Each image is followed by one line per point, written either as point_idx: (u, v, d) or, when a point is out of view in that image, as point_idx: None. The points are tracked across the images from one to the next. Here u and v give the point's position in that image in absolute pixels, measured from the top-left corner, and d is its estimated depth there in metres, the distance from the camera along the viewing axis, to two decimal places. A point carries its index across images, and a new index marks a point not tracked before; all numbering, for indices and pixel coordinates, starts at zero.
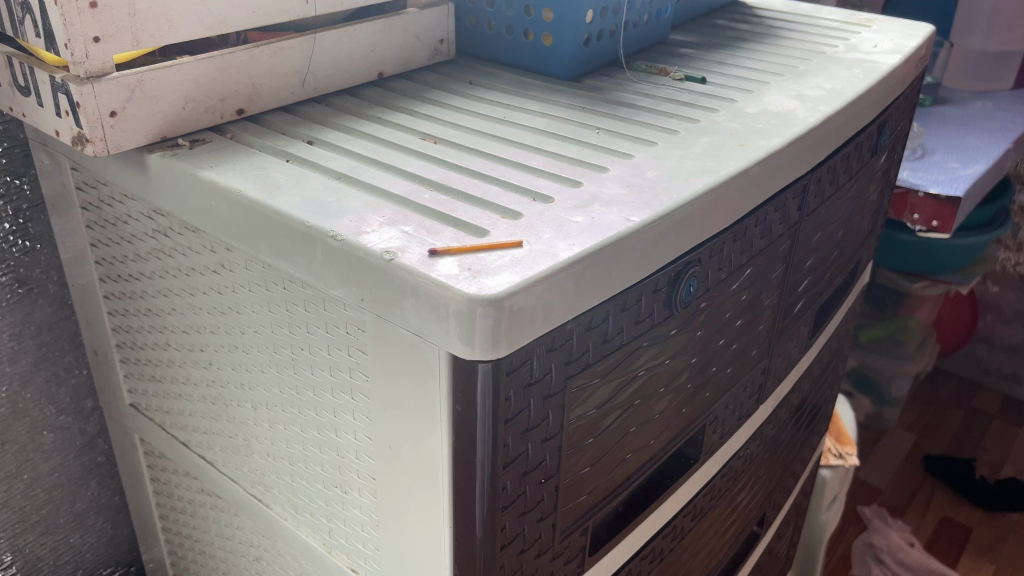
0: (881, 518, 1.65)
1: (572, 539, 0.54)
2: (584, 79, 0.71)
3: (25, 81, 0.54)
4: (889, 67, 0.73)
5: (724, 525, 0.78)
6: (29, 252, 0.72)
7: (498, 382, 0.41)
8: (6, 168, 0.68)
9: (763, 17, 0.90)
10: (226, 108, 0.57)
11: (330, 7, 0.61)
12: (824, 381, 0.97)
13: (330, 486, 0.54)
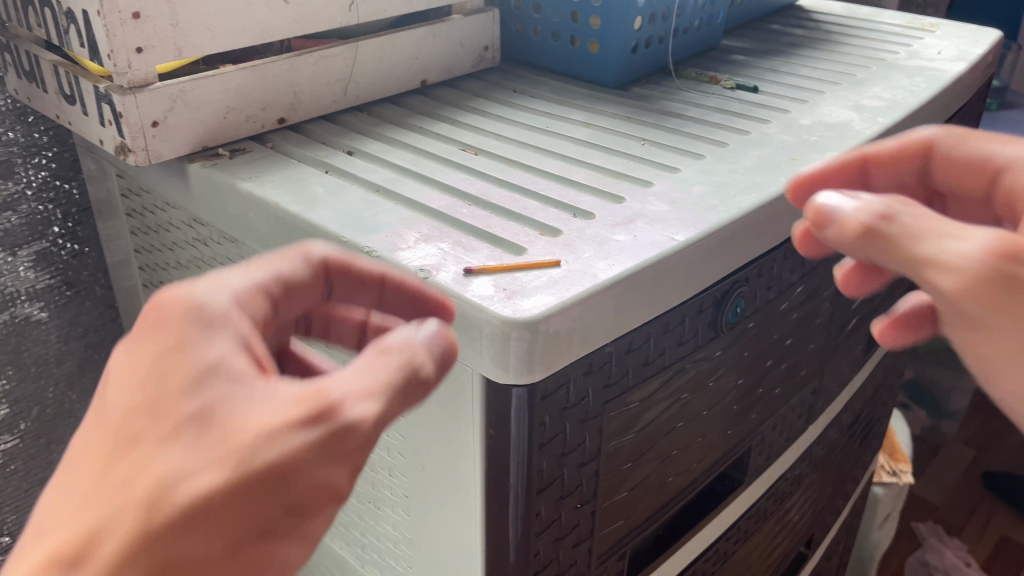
0: (937, 535, 1.58)
1: (608, 565, 0.52)
2: (631, 87, 0.69)
3: (71, 90, 0.55)
4: (954, 75, 0.69)
5: (769, 549, 0.75)
6: (77, 255, 0.73)
7: (533, 405, 0.40)
8: (56, 172, 0.69)
9: (820, 21, 0.87)
10: (267, 117, 0.57)
11: (373, 15, 0.61)
12: (879, 397, 0.93)
13: (363, 501, 0.54)
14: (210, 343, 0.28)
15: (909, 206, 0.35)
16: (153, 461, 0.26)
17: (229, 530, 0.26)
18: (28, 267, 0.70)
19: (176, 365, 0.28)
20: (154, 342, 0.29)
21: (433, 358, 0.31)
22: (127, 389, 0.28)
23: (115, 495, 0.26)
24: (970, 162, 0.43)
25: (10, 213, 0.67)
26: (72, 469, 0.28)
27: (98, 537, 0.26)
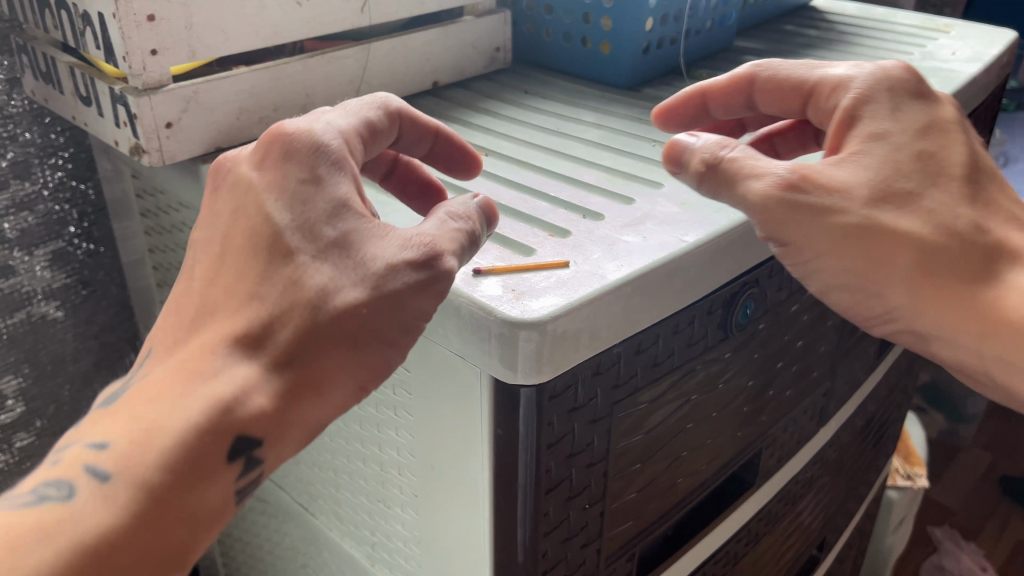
0: (952, 539, 1.48)
1: (617, 566, 0.52)
2: (642, 87, 0.69)
3: (87, 92, 0.55)
4: (968, 76, 0.69)
5: (780, 551, 0.75)
6: (93, 254, 0.74)
7: (541, 405, 0.40)
8: (72, 173, 0.70)
9: (834, 22, 0.86)
10: (280, 117, 0.57)
11: (385, 17, 0.61)
12: (892, 400, 0.93)
13: (373, 500, 0.54)
14: (337, 181, 0.37)
15: (733, 146, 0.45)
16: (310, 274, 0.35)
17: (358, 338, 0.36)
18: (44, 266, 0.71)
19: (313, 197, 0.37)
20: (290, 173, 0.37)
21: (479, 216, 0.40)
22: (272, 215, 0.37)
23: (279, 299, 0.35)
24: (775, 90, 0.51)
25: (27, 212, 0.68)
26: (233, 275, 0.37)
27: (271, 328, 0.35)
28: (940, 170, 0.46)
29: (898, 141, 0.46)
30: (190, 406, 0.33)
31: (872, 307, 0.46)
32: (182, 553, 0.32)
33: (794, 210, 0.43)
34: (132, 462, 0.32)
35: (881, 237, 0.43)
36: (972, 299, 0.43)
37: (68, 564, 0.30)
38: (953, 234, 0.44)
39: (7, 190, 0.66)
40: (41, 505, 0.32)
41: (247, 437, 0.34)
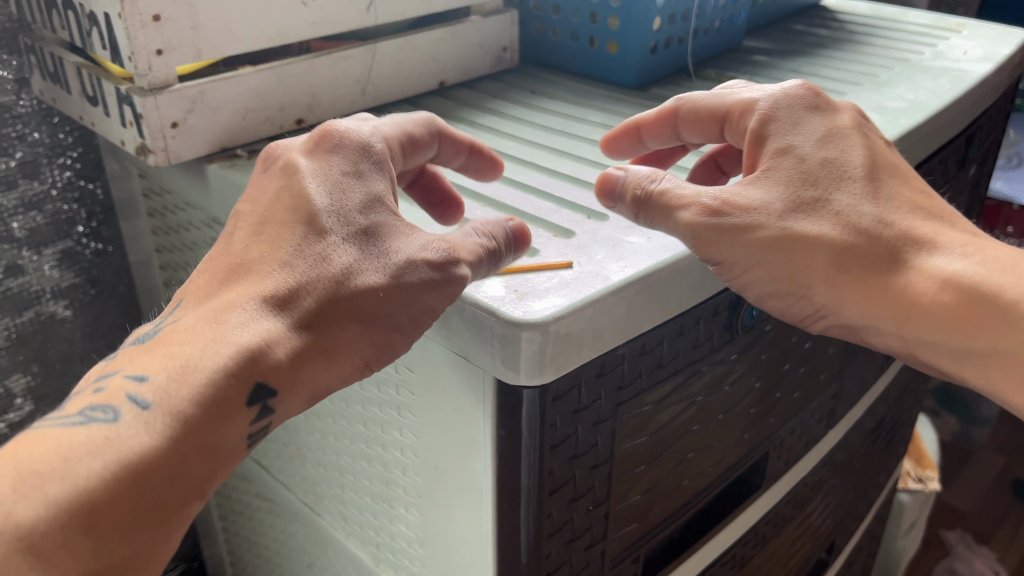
0: (965, 543, 1.44)
1: (623, 568, 0.52)
2: (650, 87, 0.69)
3: (94, 92, 0.56)
4: (979, 75, 0.68)
5: (788, 554, 0.74)
6: (101, 254, 0.74)
7: (543, 406, 0.40)
8: (80, 172, 0.71)
9: (845, 21, 0.86)
10: (285, 117, 0.57)
11: (391, 17, 0.61)
12: (903, 402, 0.92)
13: (377, 500, 0.54)
14: (372, 180, 0.41)
15: (662, 176, 0.45)
16: (335, 253, 0.39)
17: (373, 318, 0.39)
18: (53, 266, 0.71)
19: (352, 188, 0.41)
20: (334, 166, 0.41)
21: (506, 241, 0.41)
22: (312, 196, 0.40)
23: (308, 269, 0.38)
24: (698, 117, 0.51)
25: (35, 212, 0.69)
26: (266, 241, 0.40)
27: (298, 292, 0.38)
28: (847, 171, 0.47)
29: (805, 153, 0.47)
30: (222, 352, 0.36)
31: (803, 306, 0.47)
32: (201, 485, 0.34)
33: (717, 231, 0.43)
34: (169, 394, 0.34)
35: (794, 245, 0.44)
36: (888, 289, 0.44)
37: (111, 479, 0.32)
38: (863, 232, 0.45)
39: (16, 190, 0.67)
40: (81, 427, 0.34)
41: (268, 387, 0.36)
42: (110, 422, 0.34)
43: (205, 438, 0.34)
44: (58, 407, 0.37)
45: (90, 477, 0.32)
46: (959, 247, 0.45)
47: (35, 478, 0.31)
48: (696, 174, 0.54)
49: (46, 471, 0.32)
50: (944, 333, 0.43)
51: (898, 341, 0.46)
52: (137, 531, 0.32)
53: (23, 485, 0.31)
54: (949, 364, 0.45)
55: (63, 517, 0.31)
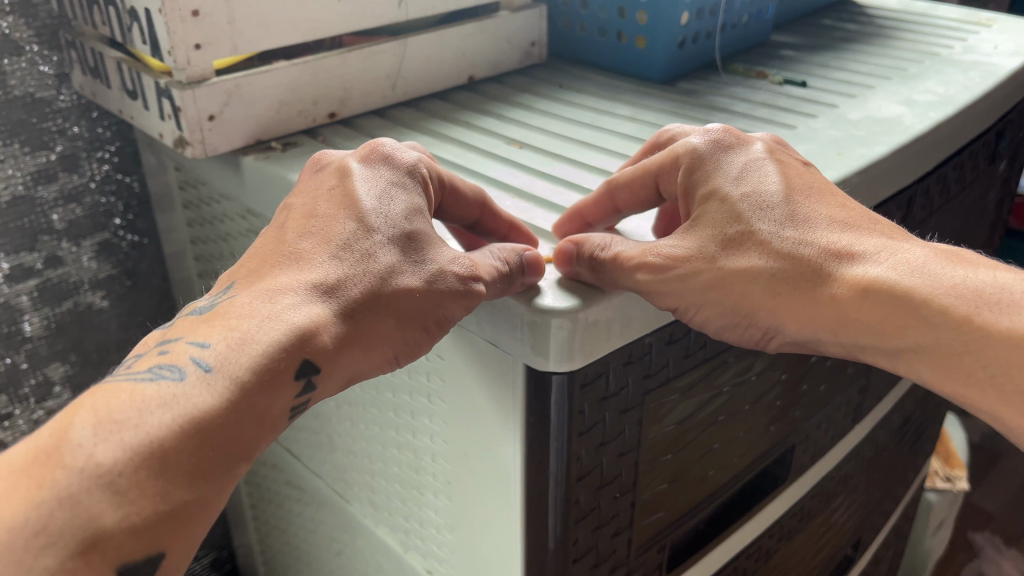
0: (995, 545, 1.42)
1: (648, 556, 0.52)
2: (677, 81, 0.69)
3: (133, 86, 0.57)
4: (1009, 70, 0.68)
5: (814, 549, 0.74)
6: (137, 246, 0.76)
7: (571, 393, 0.41)
8: (118, 166, 0.72)
9: (875, 16, 0.85)
10: (318, 111, 0.58)
11: (421, 12, 0.62)
12: (932, 400, 0.91)
13: (407, 487, 0.55)
14: (415, 194, 0.43)
15: (605, 242, 0.43)
16: (380, 253, 0.40)
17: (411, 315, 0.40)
18: (91, 257, 0.73)
19: (398, 197, 0.42)
20: (382, 176, 0.43)
21: (523, 267, 0.41)
22: (361, 199, 0.42)
23: (355, 263, 0.40)
24: (634, 188, 0.47)
25: (74, 205, 0.70)
26: (318, 233, 0.41)
27: (345, 281, 0.39)
28: (766, 200, 0.45)
29: (721, 194, 0.45)
30: (279, 329, 0.37)
31: (747, 336, 0.46)
32: (250, 448, 0.36)
33: (652, 280, 0.42)
34: (228, 363, 0.36)
35: (724, 279, 0.44)
36: (817, 309, 0.43)
37: (176, 433, 0.33)
38: (786, 256, 0.44)
39: (56, 182, 0.69)
40: (149, 382, 0.35)
41: (316, 369, 0.38)
42: (175, 381, 0.35)
43: (258, 407, 0.36)
44: (124, 365, 0.38)
45: (157, 429, 0.33)
46: (878, 252, 0.43)
47: (112, 425, 0.33)
48: (658, 225, 0.51)
49: (120, 421, 0.33)
50: (872, 338, 0.43)
51: (839, 348, 0.45)
52: (195, 483, 0.34)
53: (102, 430, 0.33)
54: (882, 360, 0.44)
55: (136, 461, 0.32)
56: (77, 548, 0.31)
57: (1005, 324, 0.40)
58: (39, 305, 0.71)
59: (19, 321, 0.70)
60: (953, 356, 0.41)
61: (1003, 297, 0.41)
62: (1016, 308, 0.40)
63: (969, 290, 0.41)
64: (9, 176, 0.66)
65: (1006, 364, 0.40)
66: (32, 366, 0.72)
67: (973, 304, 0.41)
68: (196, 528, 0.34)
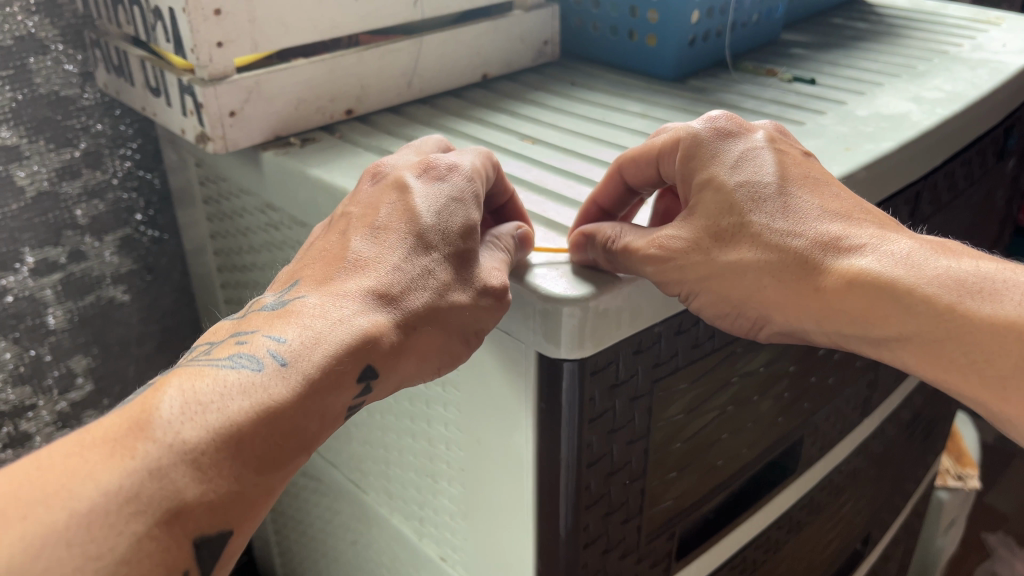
0: (1008, 546, 1.41)
1: (658, 544, 0.53)
2: (688, 79, 0.70)
3: (157, 83, 0.59)
4: (1017, 67, 0.68)
5: (823, 543, 0.75)
6: (157, 242, 0.78)
7: (582, 379, 0.42)
8: (139, 163, 0.74)
9: (884, 15, 0.86)
10: (336, 108, 0.60)
11: (436, 11, 0.63)
12: (942, 397, 0.92)
13: (422, 475, 0.56)
14: (470, 209, 0.44)
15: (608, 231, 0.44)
16: (437, 269, 0.42)
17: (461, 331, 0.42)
18: (113, 252, 0.75)
19: (456, 212, 0.43)
20: (442, 190, 0.44)
21: (515, 243, 0.43)
22: (421, 213, 0.43)
23: (414, 277, 0.41)
24: (637, 164, 0.48)
25: (98, 200, 0.72)
26: (378, 243, 0.42)
27: (405, 293, 0.41)
28: (759, 191, 0.46)
29: (716, 184, 0.46)
30: (348, 331, 0.39)
31: (735, 325, 0.47)
32: (314, 441, 0.38)
33: (655, 269, 0.43)
34: (303, 359, 0.37)
35: (716, 272, 0.45)
36: (804, 300, 0.44)
37: (253, 420, 0.35)
38: (776, 249, 0.45)
39: (80, 178, 0.70)
40: (229, 369, 0.37)
41: (376, 373, 0.39)
42: (254, 371, 0.37)
43: (324, 406, 0.38)
44: (199, 351, 0.40)
45: (239, 415, 0.35)
46: (868, 243, 0.44)
47: (197, 406, 0.35)
48: (657, 208, 0.52)
49: (206, 404, 0.35)
50: (859, 326, 0.44)
51: (824, 337, 0.46)
52: (262, 470, 0.35)
53: (188, 410, 0.35)
54: (866, 348, 0.45)
55: (216, 441, 0.34)
56: (160, 517, 0.32)
57: (986, 312, 0.41)
58: (63, 298, 0.72)
59: (43, 313, 0.71)
60: (936, 344, 0.42)
61: (984, 286, 0.42)
62: (998, 296, 0.41)
63: (951, 280, 0.42)
64: (35, 171, 0.67)
65: (989, 351, 0.41)
66: (56, 357, 0.73)
67: (956, 293, 0.42)
68: (260, 512, 0.36)
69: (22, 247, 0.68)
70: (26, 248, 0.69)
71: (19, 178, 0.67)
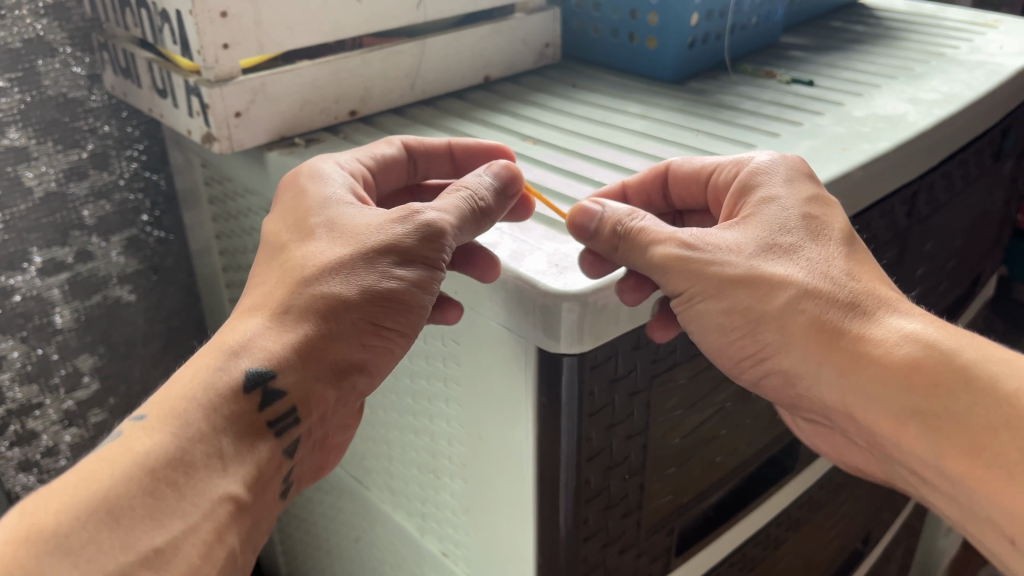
0: None
1: (657, 539, 0.54)
2: (687, 81, 0.71)
3: (163, 85, 0.60)
4: (1014, 69, 0.69)
5: (822, 542, 0.75)
6: (163, 242, 0.79)
7: (582, 374, 0.43)
8: (146, 164, 0.75)
9: (883, 18, 0.87)
10: (339, 109, 0.61)
11: (438, 14, 0.64)
12: None
13: (424, 471, 0.57)
14: (324, 184, 0.46)
15: (633, 214, 0.46)
16: (296, 253, 0.44)
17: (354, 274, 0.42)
18: (119, 252, 0.76)
19: (307, 198, 0.46)
20: (297, 195, 0.47)
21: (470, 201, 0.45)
22: (281, 232, 0.46)
23: (277, 278, 0.44)
24: (684, 176, 0.51)
25: (104, 201, 0.73)
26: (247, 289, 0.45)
27: (264, 297, 0.43)
28: (825, 231, 0.45)
29: (783, 207, 0.46)
30: (209, 360, 0.41)
31: (744, 347, 0.45)
32: (222, 459, 0.39)
33: (661, 256, 0.44)
34: (162, 403, 0.40)
35: (750, 279, 0.44)
36: (841, 330, 0.42)
37: (123, 472, 0.36)
38: (829, 278, 0.43)
39: (87, 179, 0.71)
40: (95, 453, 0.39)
41: (267, 373, 0.41)
42: (114, 438, 0.39)
43: (215, 430, 0.39)
44: None
45: (105, 475, 0.36)
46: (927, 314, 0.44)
47: (53, 493, 0.35)
48: None
49: (61, 487, 0.36)
50: (886, 385, 0.41)
51: (833, 397, 0.43)
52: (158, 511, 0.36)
53: (43, 499, 0.35)
54: (884, 428, 0.42)
55: (80, 509, 0.34)
56: None
57: None
58: (70, 298, 0.73)
59: (51, 313, 0.72)
60: (977, 433, 0.39)
61: None
62: None
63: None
64: (43, 172, 0.68)
65: None
66: (63, 356, 0.74)
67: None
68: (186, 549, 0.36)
69: (30, 247, 0.69)
70: (34, 248, 0.70)
71: (27, 179, 0.68)
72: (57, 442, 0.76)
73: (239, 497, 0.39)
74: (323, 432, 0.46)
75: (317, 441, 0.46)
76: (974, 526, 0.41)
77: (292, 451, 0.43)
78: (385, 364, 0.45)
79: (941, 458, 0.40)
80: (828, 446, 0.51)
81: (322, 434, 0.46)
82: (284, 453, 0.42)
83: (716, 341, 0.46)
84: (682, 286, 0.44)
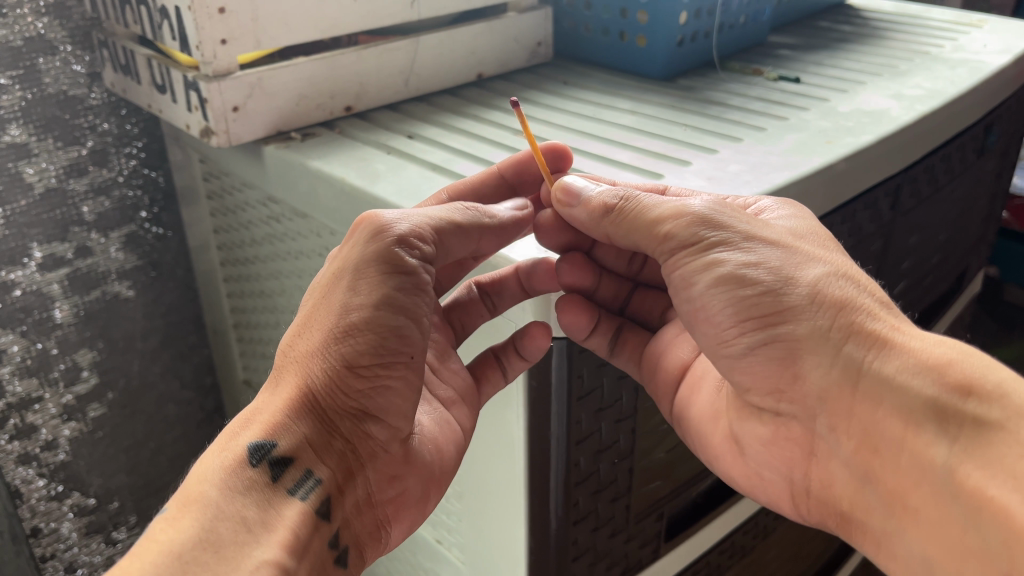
0: None
1: (647, 524, 0.55)
2: (677, 78, 0.72)
3: (163, 80, 0.61)
4: (996, 66, 0.71)
5: (812, 533, 0.76)
6: (161, 239, 0.80)
7: (570, 356, 0.45)
8: (145, 161, 0.76)
9: (869, 18, 0.88)
10: (335, 105, 0.62)
11: (432, 12, 0.66)
12: None
13: None
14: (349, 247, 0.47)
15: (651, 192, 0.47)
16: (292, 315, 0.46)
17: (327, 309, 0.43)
18: (119, 248, 0.77)
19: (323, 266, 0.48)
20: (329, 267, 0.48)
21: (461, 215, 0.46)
22: None
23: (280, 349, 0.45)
24: None
25: (103, 198, 0.74)
26: None
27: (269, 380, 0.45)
28: (830, 242, 0.45)
29: (811, 225, 0.46)
30: (220, 437, 0.42)
31: (756, 313, 0.43)
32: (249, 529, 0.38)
33: (676, 207, 0.45)
34: (186, 493, 0.39)
35: (776, 258, 0.43)
36: (872, 313, 0.41)
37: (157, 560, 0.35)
38: (835, 276, 0.42)
39: (86, 176, 0.72)
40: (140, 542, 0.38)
41: (265, 444, 0.41)
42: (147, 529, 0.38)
43: (236, 503, 0.39)
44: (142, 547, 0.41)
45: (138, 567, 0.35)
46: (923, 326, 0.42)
47: None
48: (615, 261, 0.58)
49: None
50: (908, 376, 0.39)
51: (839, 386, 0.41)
52: None
53: None
54: (891, 427, 0.39)
55: None
56: None
57: None
58: (70, 293, 0.74)
59: (50, 308, 0.73)
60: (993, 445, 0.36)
61: None
62: None
63: None
64: (44, 169, 0.69)
65: None
66: (62, 351, 0.75)
67: None
68: None
69: (30, 242, 0.70)
70: (34, 243, 0.71)
71: (28, 175, 0.69)
72: (56, 436, 0.76)
73: (283, 565, 0.37)
74: (360, 489, 0.44)
75: (359, 501, 0.44)
76: (953, 564, 0.37)
77: (327, 512, 0.41)
78: (393, 404, 0.44)
79: (952, 462, 0.37)
80: (780, 460, 0.46)
81: (360, 490, 0.44)
82: (318, 515, 0.41)
83: (719, 312, 0.44)
84: (707, 231, 0.44)
